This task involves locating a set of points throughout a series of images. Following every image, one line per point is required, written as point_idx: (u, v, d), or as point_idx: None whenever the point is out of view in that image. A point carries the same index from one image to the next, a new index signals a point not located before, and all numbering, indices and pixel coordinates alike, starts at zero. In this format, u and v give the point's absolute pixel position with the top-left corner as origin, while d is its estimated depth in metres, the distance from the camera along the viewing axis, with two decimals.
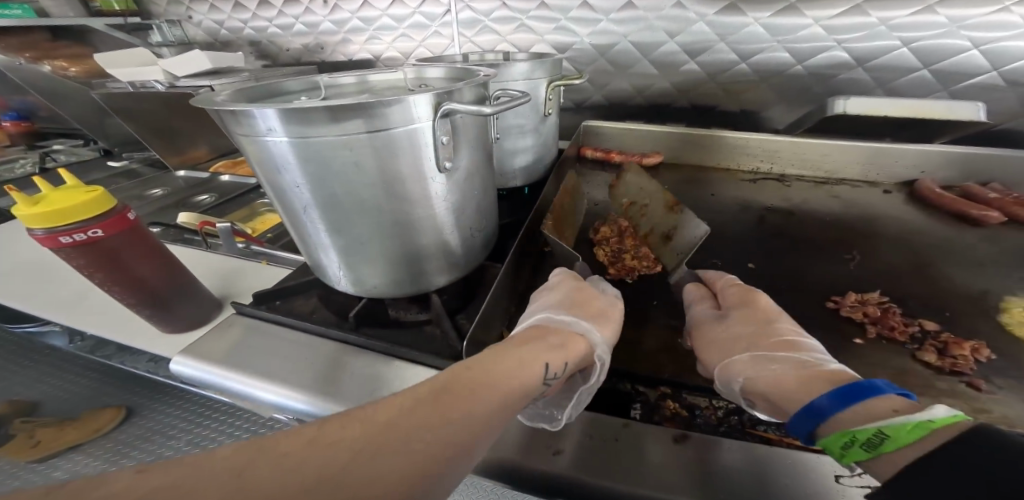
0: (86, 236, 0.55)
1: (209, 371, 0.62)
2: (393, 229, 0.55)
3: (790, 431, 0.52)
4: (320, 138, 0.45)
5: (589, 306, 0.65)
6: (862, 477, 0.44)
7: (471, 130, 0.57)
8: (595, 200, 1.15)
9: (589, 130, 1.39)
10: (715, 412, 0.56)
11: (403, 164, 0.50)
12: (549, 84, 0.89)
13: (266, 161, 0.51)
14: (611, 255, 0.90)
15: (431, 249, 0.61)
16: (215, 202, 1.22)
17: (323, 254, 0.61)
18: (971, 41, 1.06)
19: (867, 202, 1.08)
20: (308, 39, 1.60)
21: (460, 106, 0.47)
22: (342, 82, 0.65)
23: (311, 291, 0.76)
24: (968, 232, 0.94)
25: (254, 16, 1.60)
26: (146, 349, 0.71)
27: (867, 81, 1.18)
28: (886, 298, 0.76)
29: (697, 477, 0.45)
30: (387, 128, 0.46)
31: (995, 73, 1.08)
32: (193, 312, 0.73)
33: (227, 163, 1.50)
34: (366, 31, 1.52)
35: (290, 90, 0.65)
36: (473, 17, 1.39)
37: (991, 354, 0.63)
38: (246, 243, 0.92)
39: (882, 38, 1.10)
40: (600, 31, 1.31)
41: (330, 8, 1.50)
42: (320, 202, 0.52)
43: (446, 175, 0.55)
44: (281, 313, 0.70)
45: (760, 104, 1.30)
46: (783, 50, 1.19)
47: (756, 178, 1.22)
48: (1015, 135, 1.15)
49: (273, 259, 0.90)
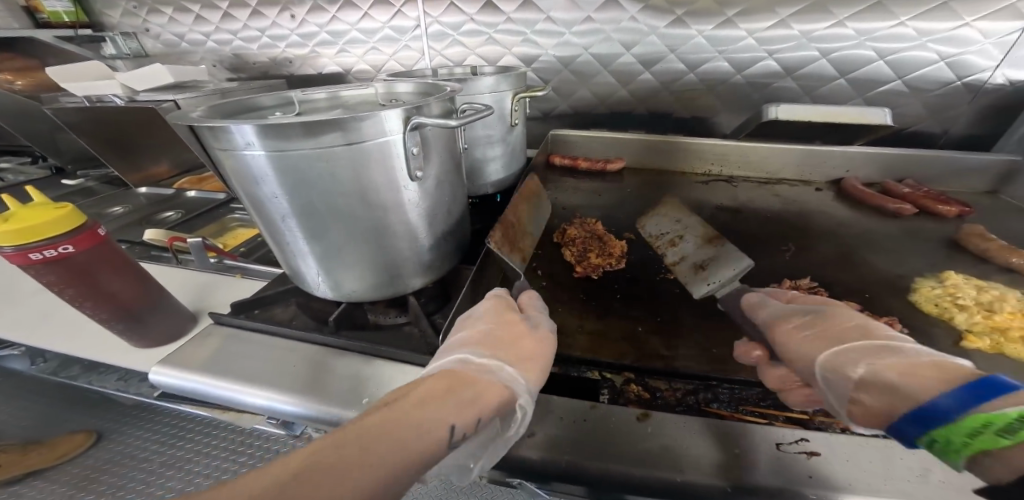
0: (56, 252, 0.53)
1: (188, 378, 0.60)
2: (372, 235, 0.56)
3: (743, 408, 0.56)
4: (299, 149, 0.45)
5: (513, 341, 0.55)
6: (802, 442, 0.47)
7: (439, 141, 0.58)
8: (562, 204, 1.18)
9: (558, 139, 1.42)
10: (674, 393, 0.59)
11: (377, 173, 0.51)
12: (515, 96, 0.91)
13: (244, 175, 0.50)
14: (577, 254, 0.90)
15: (408, 253, 0.61)
16: (182, 218, 1.17)
17: (301, 261, 0.60)
18: (877, 52, 1.17)
19: (804, 200, 1.16)
20: (274, 53, 1.57)
21: (428, 120, 0.48)
22: (314, 98, 0.65)
23: (289, 299, 0.74)
24: (887, 224, 1.04)
25: (217, 29, 1.55)
26: (120, 363, 0.68)
27: (795, 89, 1.27)
28: (814, 283, 0.82)
29: (667, 451, 0.48)
30: (361, 141, 0.47)
31: (900, 81, 1.19)
32: (170, 324, 0.70)
33: (193, 179, 1.44)
34: (335, 44, 1.51)
35: (261, 106, 0.63)
36: (441, 30, 1.41)
37: (901, 329, 0.70)
38: (219, 257, 0.89)
39: (806, 49, 1.20)
40: (563, 44, 1.35)
41: (297, 22, 1.48)
42: (298, 211, 0.51)
43: (419, 183, 0.56)
44: (260, 321, 0.68)
45: (711, 110, 1.37)
46: (724, 60, 1.27)
47: (709, 180, 1.29)
48: (927, 136, 1.27)
49: (249, 272, 0.87)
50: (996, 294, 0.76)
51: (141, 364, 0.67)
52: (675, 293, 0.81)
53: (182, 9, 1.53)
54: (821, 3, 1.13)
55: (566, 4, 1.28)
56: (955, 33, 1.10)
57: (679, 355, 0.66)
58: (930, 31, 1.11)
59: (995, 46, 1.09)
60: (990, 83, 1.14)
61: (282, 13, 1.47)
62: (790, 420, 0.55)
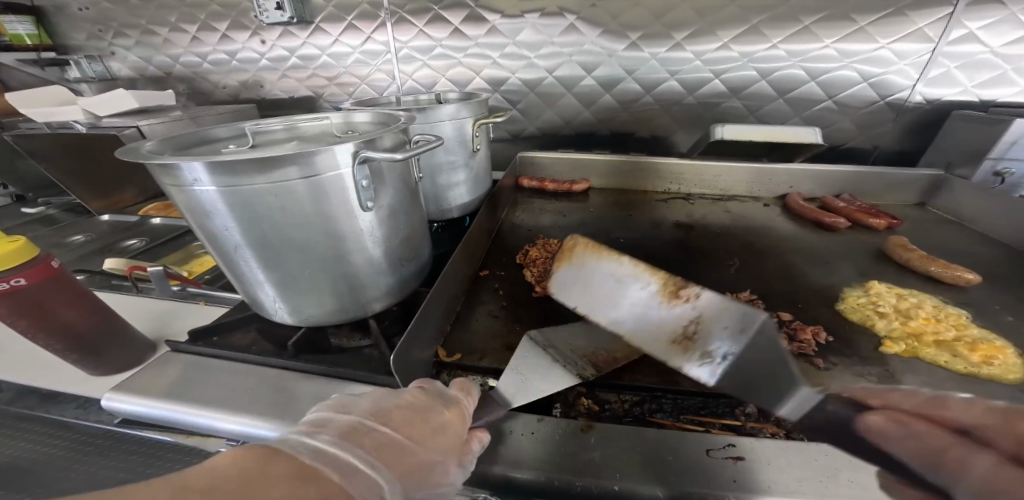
0: (7, 285, 0.52)
1: (146, 404, 0.58)
2: (329, 264, 0.56)
3: (684, 416, 0.58)
4: (253, 184, 0.46)
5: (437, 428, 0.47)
6: (729, 447, 0.50)
7: (394, 172, 0.59)
8: (527, 225, 1.20)
9: (525, 160, 1.44)
10: (622, 405, 0.61)
11: (332, 204, 0.51)
12: (475, 122, 0.93)
13: (196, 209, 0.50)
14: (536, 275, 0.92)
15: (366, 280, 0.61)
16: (145, 246, 1.14)
17: (258, 290, 0.60)
18: (809, 74, 1.25)
19: (751, 215, 1.21)
20: (244, 76, 1.56)
21: (375, 154, 0.49)
22: (270, 129, 0.65)
23: (249, 324, 0.73)
24: (826, 238, 1.09)
25: (185, 51, 1.54)
26: (76, 391, 0.65)
27: (740, 109, 1.34)
28: (754, 295, 0.86)
29: (611, 459, 0.49)
30: (315, 175, 0.48)
31: (832, 101, 1.27)
32: (128, 353, 0.68)
33: (159, 205, 1.40)
34: (305, 69, 1.51)
35: (216, 137, 0.63)
36: (410, 54, 1.44)
37: (829, 337, 0.74)
38: (182, 285, 0.87)
39: (746, 70, 1.28)
40: (528, 67, 1.40)
41: (267, 46, 1.49)
42: (252, 243, 0.52)
43: (374, 214, 0.57)
44: (218, 348, 0.67)
45: (666, 129, 1.43)
46: (674, 81, 1.33)
47: (666, 198, 1.33)
48: (859, 152, 1.34)
49: (212, 299, 0.85)
50: (913, 300, 0.82)
51: (95, 393, 0.65)
52: None
53: (150, 32, 1.52)
54: (757, 27, 1.21)
55: (530, 29, 1.33)
56: (876, 55, 1.19)
57: (628, 369, 0.67)
58: (855, 54, 1.20)
59: (912, 67, 1.18)
60: (911, 101, 1.23)
61: (252, 37, 1.47)
62: (728, 426, 0.57)
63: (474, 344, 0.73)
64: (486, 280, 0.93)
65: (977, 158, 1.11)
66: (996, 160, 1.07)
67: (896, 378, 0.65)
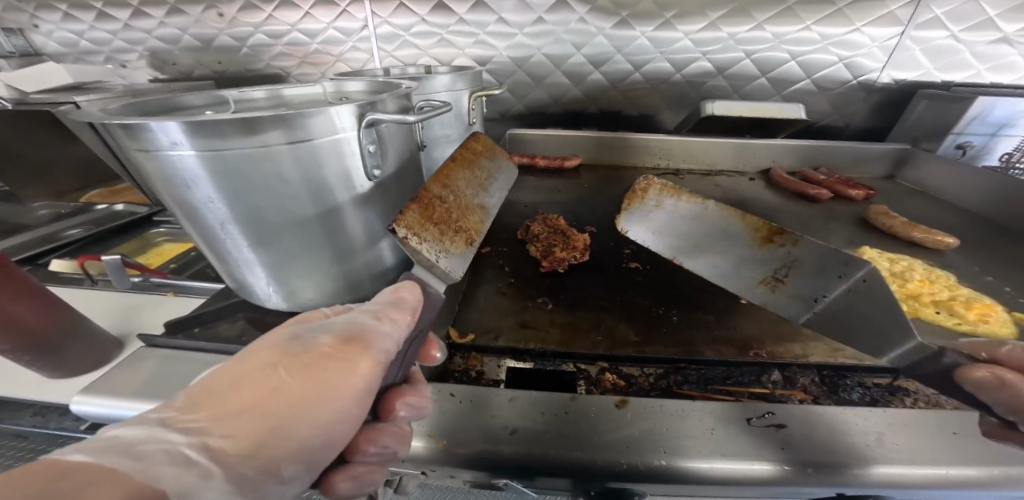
0: None
1: (125, 406, 0.52)
2: (328, 238, 0.54)
3: (711, 387, 0.60)
4: (238, 150, 0.42)
5: (265, 390, 0.40)
6: (767, 416, 0.51)
7: (397, 138, 0.57)
8: (523, 201, 1.19)
9: (516, 138, 1.42)
10: (647, 379, 0.62)
11: (328, 173, 0.49)
12: (471, 95, 0.90)
13: (169, 179, 0.45)
14: (542, 250, 0.91)
15: (364, 255, 0.60)
16: (94, 237, 1.03)
17: (246, 271, 0.56)
18: (788, 54, 1.31)
19: (739, 189, 1.26)
20: (199, 53, 1.44)
21: (384, 116, 0.47)
22: (252, 97, 0.62)
23: (235, 315, 0.69)
24: (809, 208, 1.15)
25: (128, 27, 1.40)
26: (34, 396, 0.59)
27: (726, 87, 1.39)
28: None
29: (650, 433, 0.50)
30: (311, 139, 0.45)
31: (810, 80, 1.34)
32: (93, 351, 0.62)
33: (105, 193, 1.28)
34: (273, 46, 1.42)
35: (187, 104, 0.58)
36: (392, 31, 1.37)
37: None
38: (143, 276, 0.82)
39: (731, 51, 1.32)
40: (516, 45, 1.37)
41: (227, 20, 1.37)
42: (238, 216, 0.48)
43: (373, 184, 0.55)
44: (200, 340, 0.62)
45: (655, 108, 1.46)
46: (664, 60, 1.36)
47: (657, 174, 1.36)
48: (831, 129, 1.43)
49: (182, 290, 0.80)
50: (902, 263, 0.89)
51: (59, 397, 0.59)
52: (637, 280, 0.85)
53: (79, 4, 1.35)
54: (744, 7, 1.25)
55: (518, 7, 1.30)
56: (847, 38, 1.26)
57: (648, 341, 0.68)
58: (829, 36, 1.26)
59: (879, 50, 1.27)
60: (879, 82, 1.32)
61: (208, 10, 1.36)
62: (754, 394, 0.59)
63: (492, 323, 0.72)
64: (489, 258, 0.92)
65: (940, 134, 1.23)
66: (957, 135, 1.20)
67: None
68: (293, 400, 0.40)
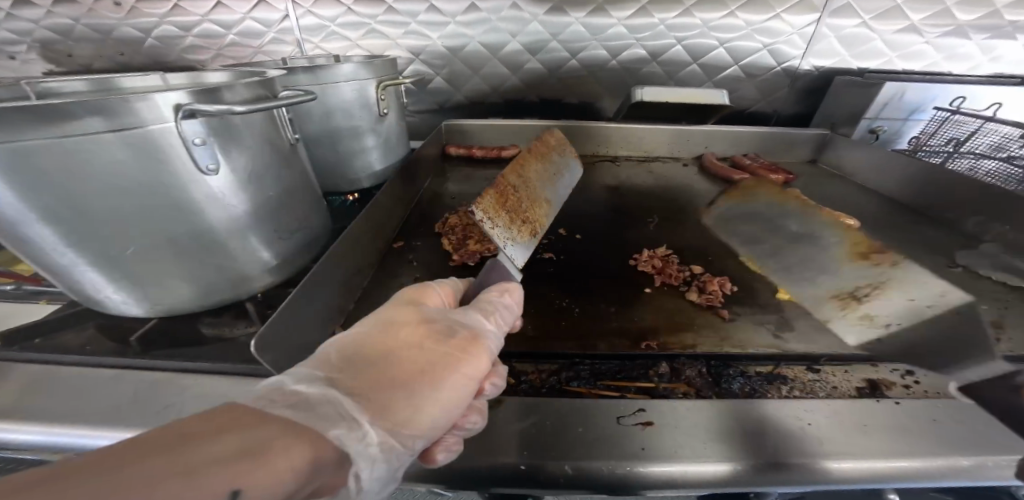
0: None
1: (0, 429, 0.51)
2: (169, 234, 0.58)
3: (601, 383, 0.60)
4: (39, 140, 0.45)
5: (417, 365, 0.48)
6: (638, 413, 0.53)
7: (251, 130, 0.62)
8: (451, 193, 1.22)
9: (452, 128, 1.45)
10: (540, 375, 0.62)
11: (153, 163, 0.53)
12: (378, 85, 0.96)
13: None
14: (455, 243, 0.94)
15: (234, 242, 0.65)
16: None
17: (85, 274, 0.59)
18: (716, 41, 1.32)
19: (672, 175, 1.30)
20: (98, 43, 1.39)
21: (201, 107, 0.51)
22: (61, 87, 0.78)
23: (86, 324, 0.69)
24: (735, 193, 1.19)
25: (10, 17, 1.31)
26: None
27: (660, 73, 1.40)
28: (670, 251, 0.94)
29: (529, 437, 0.50)
30: (131, 126, 0.49)
31: (736, 67, 1.37)
32: None
33: None
34: (184, 38, 1.38)
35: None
36: (317, 23, 1.35)
37: (733, 288, 0.82)
38: (16, 283, 0.81)
39: (664, 37, 1.32)
40: (450, 34, 1.35)
41: (126, 11, 1.32)
42: (57, 212, 0.51)
43: (220, 173, 0.59)
44: (39, 352, 0.61)
45: (596, 95, 1.47)
46: (601, 48, 1.36)
47: (593, 161, 1.39)
48: (760, 115, 1.47)
49: (58, 296, 0.78)
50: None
51: None
52: (546, 272, 0.88)
53: None
54: None
55: None
56: (767, 25, 1.28)
57: (543, 336, 0.71)
58: (751, 22, 1.28)
59: (799, 37, 1.29)
60: (801, 69, 1.35)
61: (103, 1, 1.30)
62: (642, 388, 0.59)
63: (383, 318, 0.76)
64: (401, 252, 0.95)
65: (855, 119, 1.28)
66: (870, 120, 1.24)
67: (788, 322, 0.73)
68: (429, 369, 0.48)
